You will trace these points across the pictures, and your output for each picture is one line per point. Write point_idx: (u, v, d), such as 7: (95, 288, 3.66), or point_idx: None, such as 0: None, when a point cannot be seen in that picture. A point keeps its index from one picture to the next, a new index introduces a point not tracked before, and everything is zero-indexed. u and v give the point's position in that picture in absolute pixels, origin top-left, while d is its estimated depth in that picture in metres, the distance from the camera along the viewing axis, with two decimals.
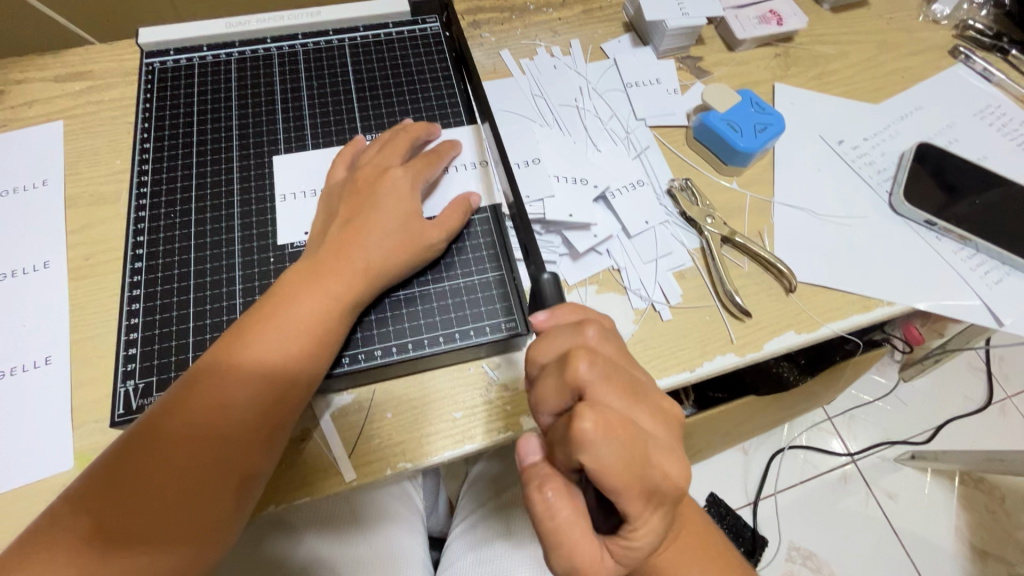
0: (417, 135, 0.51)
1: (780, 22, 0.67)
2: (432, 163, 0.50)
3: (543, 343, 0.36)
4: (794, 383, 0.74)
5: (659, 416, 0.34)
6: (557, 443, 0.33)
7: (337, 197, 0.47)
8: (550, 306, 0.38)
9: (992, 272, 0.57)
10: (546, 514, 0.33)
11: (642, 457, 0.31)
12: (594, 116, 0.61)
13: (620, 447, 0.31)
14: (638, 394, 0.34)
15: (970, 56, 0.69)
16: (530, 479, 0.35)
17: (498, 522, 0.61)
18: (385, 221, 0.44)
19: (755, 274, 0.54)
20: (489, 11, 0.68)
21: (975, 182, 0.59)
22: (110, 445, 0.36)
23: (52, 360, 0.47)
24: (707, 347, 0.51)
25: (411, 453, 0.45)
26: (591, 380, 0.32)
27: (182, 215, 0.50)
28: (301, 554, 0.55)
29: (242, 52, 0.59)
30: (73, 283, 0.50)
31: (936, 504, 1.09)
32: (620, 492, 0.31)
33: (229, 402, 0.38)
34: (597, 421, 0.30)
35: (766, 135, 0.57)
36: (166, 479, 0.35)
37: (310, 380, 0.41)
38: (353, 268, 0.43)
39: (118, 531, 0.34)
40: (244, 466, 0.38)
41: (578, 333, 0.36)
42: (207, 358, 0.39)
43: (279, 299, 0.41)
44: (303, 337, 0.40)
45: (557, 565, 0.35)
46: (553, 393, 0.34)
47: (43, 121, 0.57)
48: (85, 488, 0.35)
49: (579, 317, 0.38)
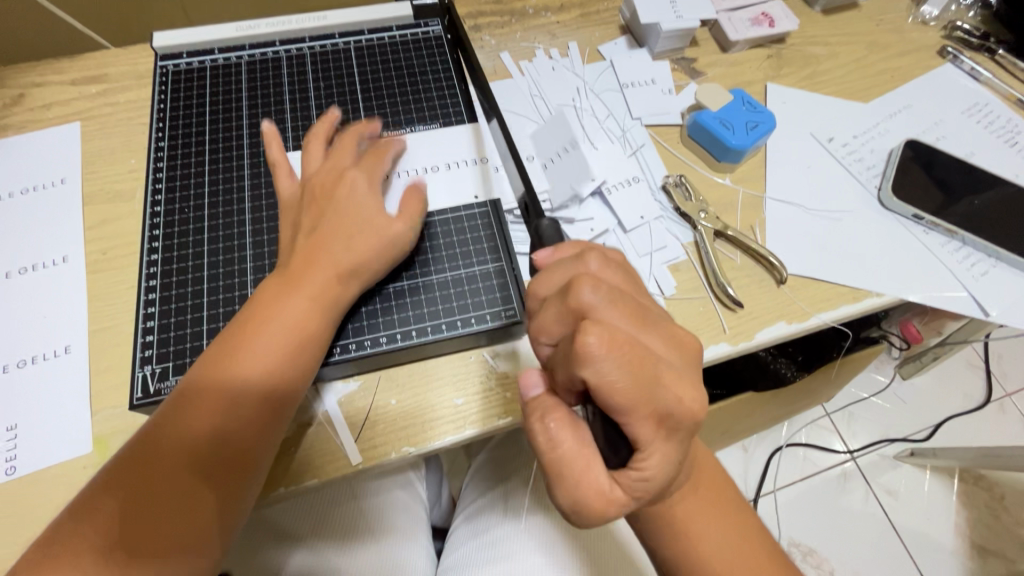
0: (358, 134, 0.53)
1: (772, 24, 0.69)
2: (381, 157, 0.51)
3: (546, 276, 0.37)
4: (792, 379, 0.76)
5: (669, 341, 0.34)
6: (560, 366, 0.33)
7: (297, 207, 0.48)
8: (556, 243, 0.39)
9: (978, 265, 0.58)
10: (548, 444, 0.34)
11: (653, 377, 0.31)
12: (591, 115, 0.63)
13: (627, 364, 0.31)
14: (647, 320, 0.34)
15: (958, 56, 0.71)
16: (531, 412, 0.35)
17: (498, 508, 0.62)
18: (345, 221, 0.46)
19: (747, 267, 0.56)
20: (489, 15, 0.70)
21: (961, 177, 0.61)
22: (112, 457, 0.38)
23: (71, 349, 0.49)
24: (701, 337, 0.52)
25: (414, 438, 0.47)
26: (596, 303, 0.33)
27: (196, 210, 0.52)
28: (300, 558, 0.56)
29: (251, 55, 0.61)
30: (91, 276, 0.52)
31: (935, 500, 1.10)
32: (629, 410, 0.31)
33: (227, 403, 0.40)
34: (602, 337, 0.30)
35: (757, 133, 0.59)
36: (168, 485, 0.37)
37: (304, 379, 0.42)
38: (324, 267, 0.44)
39: (129, 533, 0.36)
40: (245, 463, 0.40)
41: (581, 262, 0.37)
42: (203, 364, 0.41)
43: (270, 303, 0.43)
44: (295, 338, 0.42)
45: (566, 502, 0.34)
46: (555, 321, 0.34)
47: (61, 123, 0.60)
48: (91, 493, 0.36)
49: (579, 251, 0.38)
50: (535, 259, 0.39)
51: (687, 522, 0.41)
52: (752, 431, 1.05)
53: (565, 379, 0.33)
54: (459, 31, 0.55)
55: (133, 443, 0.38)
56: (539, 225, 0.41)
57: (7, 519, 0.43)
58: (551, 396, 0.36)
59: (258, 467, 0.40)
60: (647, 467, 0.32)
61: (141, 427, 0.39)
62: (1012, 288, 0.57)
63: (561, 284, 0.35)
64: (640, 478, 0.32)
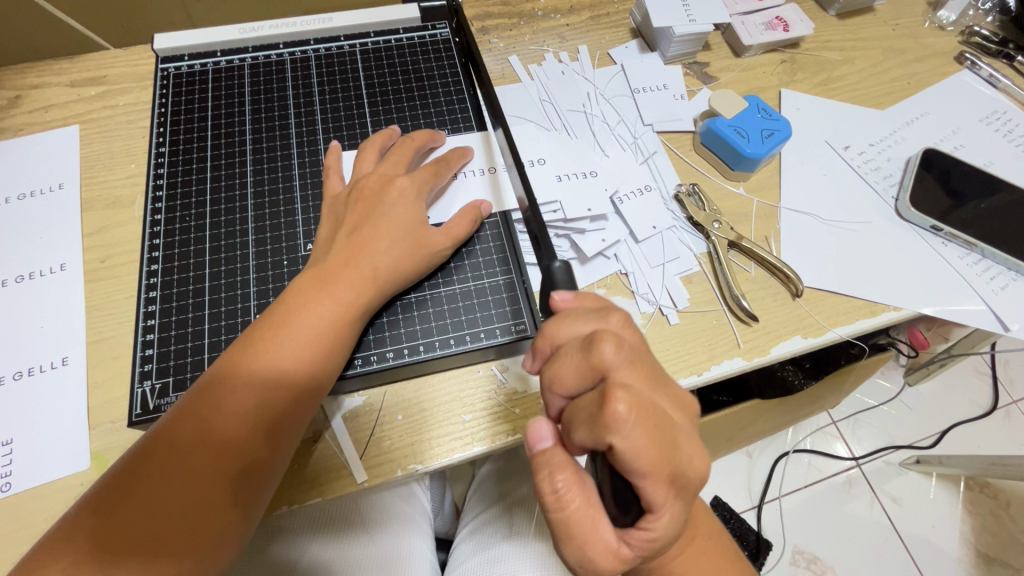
0: (422, 143, 0.52)
1: (787, 28, 0.67)
2: (440, 172, 0.50)
3: (565, 324, 0.35)
4: (800, 387, 0.75)
5: (681, 403, 0.34)
6: (578, 423, 0.31)
7: (341, 205, 0.47)
8: (573, 289, 0.37)
9: (997, 278, 0.57)
10: (556, 503, 0.33)
11: (671, 442, 0.30)
12: (602, 121, 0.62)
13: (651, 430, 0.30)
14: (661, 381, 0.33)
15: (976, 62, 0.70)
16: (538, 467, 0.34)
17: (503, 522, 0.61)
18: (391, 230, 0.45)
19: (762, 280, 0.55)
20: (497, 17, 0.68)
21: (980, 187, 0.59)
22: (128, 451, 0.37)
23: (68, 361, 0.47)
24: (714, 352, 0.51)
25: (421, 455, 0.45)
26: (618, 363, 0.31)
27: (198, 218, 0.51)
28: (311, 556, 0.56)
29: (255, 58, 0.59)
30: (90, 284, 0.51)
31: (942, 509, 1.08)
32: (645, 478, 0.30)
33: (238, 410, 0.38)
34: (630, 405, 0.29)
35: (772, 141, 0.57)
36: (179, 485, 0.36)
37: (319, 390, 0.41)
38: (362, 276, 0.43)
39: (135, 545, 0.34)
40: (254, 472, 0.38)
41: (603, 317, 0.35)
42: (215, 370, 0.40)
43: (284, 313, 0.41)
44: (310, 348, 0.40)
45: (570, 557, 0.33)
46: (573, 374, 0.33)
47: (60, 126, 0.58)
48: (96, 501, 0.35)
49: (600, 304, 0.37)
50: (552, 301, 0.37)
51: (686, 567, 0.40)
52: (755, 438, 1.04)
53: (583, 439, 0.31)
54: (470, 38, 0.54)
55: (139, 452, 0.37)
56: (551, 267, 0.38)
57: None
58: (562, 451, 0.34)
59: (274, 471, 0.39)
60: (656, 528, 0.31)
61: (158, 421, 0.38)
62: None
63: (579, 335, 0.34)
64: (648, 537, 0.32)
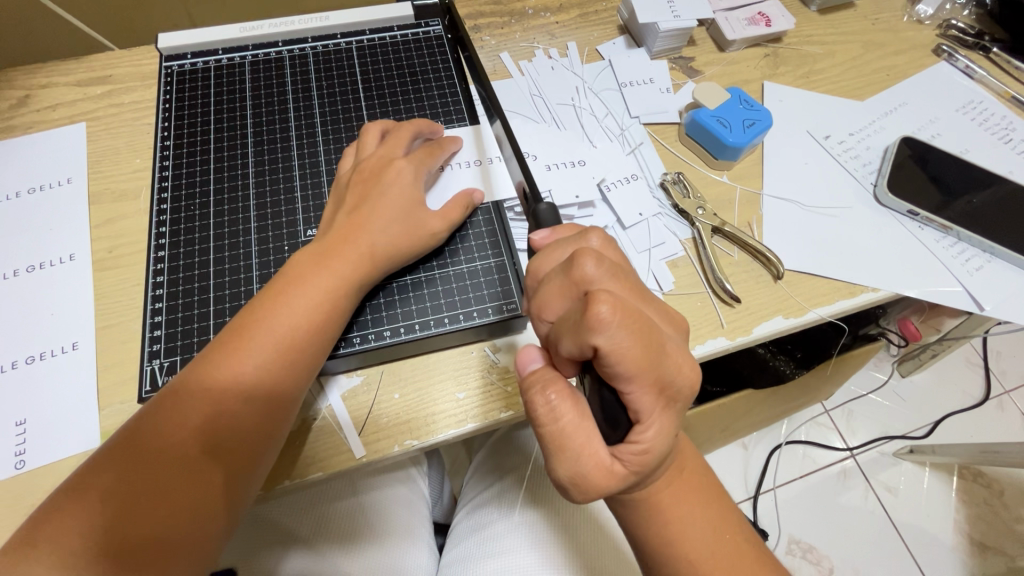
0: (420, 130, 0.54)
1: (768, 23, 0.69)
2: (434, 155, 0.53)
3: (549, 255, 0.38)
4: (790, 376, 0.77)
5: (664, 315, 0.37)
6: (565, 333, 0.34)
7: (344, 186, 0.50)
8: (552, 225, 0.40)
9: (973, 260, 0.59)
10: (549, 416, 0.35)
11: (658, 347, 0.33)
12: (590, 114, 0.64)
13: (635, 334, 0.32)
14: (642, 295, 0.36)
15: (953, 54, 0.72)
16: (531, 385, 0.37)
17: (499, 502, 0.63)
18: (389, 210, 0.47)
19: (745, 264, 0.57)
20: (489, 16, 0.71)
21: (956, 175, 0.61)
22: (109, 447, 0.38)
23: (79, 346, 0.49)
24: (699, 331, 0.53)
25: (417, 431, 0.47)
26: (598, 277, 0.34)
27: (202, 207, 0.53)
28: (299, 560, 0.57)
29: (255, 55, 0.62)
30: (97, 274, 0.53)
31: (934, 498, 1.10)
32: (634, 381, 0.33)
33: (215, 413, 0.40)
34: (614, 308, 0.32)
35: (754, 130, 0.60)
36: (162, 485, 0.37)
37: (294, 389, 0.42)
38: (360, 253, 0.45)
39: (125, 535, 0.36)
40: (237, 469, 0.40)
41: (583, 239, 0.38)
42: (192, 371, 0.41)
43: (259, 316, 0.42)
44: (285, 343, 0.42)
45: (563, 474, 0.35)
46: (557, 297, 0.36)
47: (67, 123, 0.60)
48: (80, 498, 0.36)
49: (577, 232, 0.40)
50: (532, 240, 0.40)
51: (679, 511, 0.41)
52: (751, 429, 1.06)
53: (570, 348, 0.34)
54: (456, 18, 0.54)
55: (121, 446, 0.38)
56: (537, 208, 0.40)
57: (14, 512, 0.43)
58: (550, 370, 0.37)
59: (259, 469, 0.41)
60: (645, 439, 0.34)
61: (137, 419, 0.39)
62: (1007, 283, 0.58)
63: (563, 259, 0.37)
64: (639, 450, 0.34)
